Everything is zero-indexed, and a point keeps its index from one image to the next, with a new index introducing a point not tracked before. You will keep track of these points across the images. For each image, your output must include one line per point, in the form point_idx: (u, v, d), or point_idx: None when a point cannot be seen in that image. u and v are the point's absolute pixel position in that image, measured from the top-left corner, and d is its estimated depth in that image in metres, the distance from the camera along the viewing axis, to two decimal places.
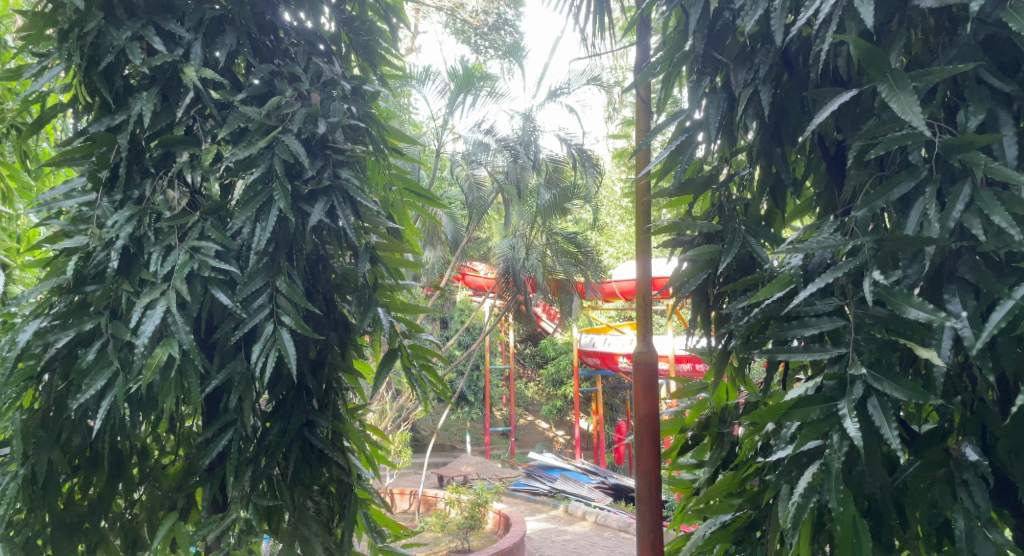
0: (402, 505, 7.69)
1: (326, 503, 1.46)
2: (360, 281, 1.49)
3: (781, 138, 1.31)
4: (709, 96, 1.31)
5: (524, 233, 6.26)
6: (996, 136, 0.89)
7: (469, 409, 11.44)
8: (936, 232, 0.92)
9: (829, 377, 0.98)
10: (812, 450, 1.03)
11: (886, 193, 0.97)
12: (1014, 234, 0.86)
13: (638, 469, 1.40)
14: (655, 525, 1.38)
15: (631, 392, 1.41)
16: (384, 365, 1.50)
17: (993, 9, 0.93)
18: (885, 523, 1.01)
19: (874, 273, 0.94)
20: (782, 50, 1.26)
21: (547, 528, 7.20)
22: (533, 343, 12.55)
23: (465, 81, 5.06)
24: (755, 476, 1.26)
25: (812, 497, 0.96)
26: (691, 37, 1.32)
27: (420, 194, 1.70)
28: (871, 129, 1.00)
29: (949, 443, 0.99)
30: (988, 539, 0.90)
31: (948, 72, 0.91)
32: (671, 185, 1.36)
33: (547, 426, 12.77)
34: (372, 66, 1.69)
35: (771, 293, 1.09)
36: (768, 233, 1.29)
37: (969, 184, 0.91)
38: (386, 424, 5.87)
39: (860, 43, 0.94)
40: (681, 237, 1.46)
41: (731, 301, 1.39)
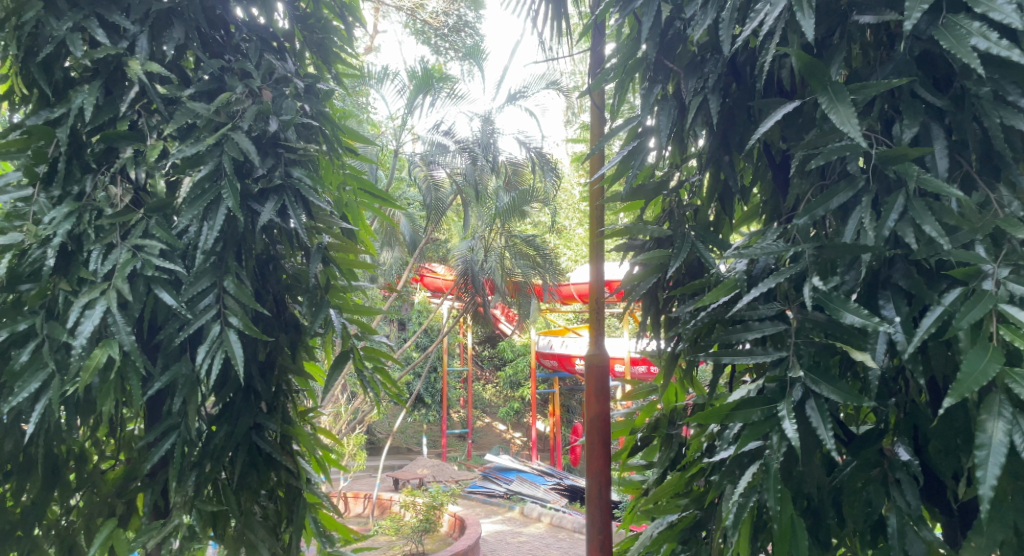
0: (356, 508, 7.57)
1: (274, 508, 1.44)
2: (311, 282, 1.48)
3: (730, 146, 1.33)
4: (661, 102, 1.34)
5: (482, 235, 6.25)
6: (928, 149, 0.92)
7: (425, 411, 11.38)
8: (872, 239, 0.95)
9: (770, 380, 1.01)
10: (752, 450, 1.05)
11: (825, 203, 1.01)
12: (944, 244, 0.88)
13: (588, 470, 1.41)
14: (605, 525, 1.39)
15: (583, 394, 1.42)
16: (335, 367, 1.47)
17: (928, 26, 0.96)
18: (823, 521, 1.04)
19: (814, 279, 0.98)
20: (728, 60, 1.29)
21: (502, 530, 7.20)
22: (492, 345, 12.55)
23: (424, 81, 5.04)
24: (700, 476, 1.28)
25: (752, 497, 0.99)
26: (643, 44, 1.34)
27: (376, 195, 1.68)
28: (812, 139, 1.04)
29: (885, 444, 1.02)
30: (919, 537, 0.93)
31: (885, 86, 0.95)
32: (623, 190, 1.38)
33: (504, 428, 12.81)
34: (327, 64, 1.67)
35: (716, 298, 1.11)
36: (717, 239, 1.31)
37: (902, 195, 0.95)
38: (340, 426, 5.79)
39: (801, 56, 0.97)
40: (633, 242, 1.46)
41: (680, 305, 1.42)
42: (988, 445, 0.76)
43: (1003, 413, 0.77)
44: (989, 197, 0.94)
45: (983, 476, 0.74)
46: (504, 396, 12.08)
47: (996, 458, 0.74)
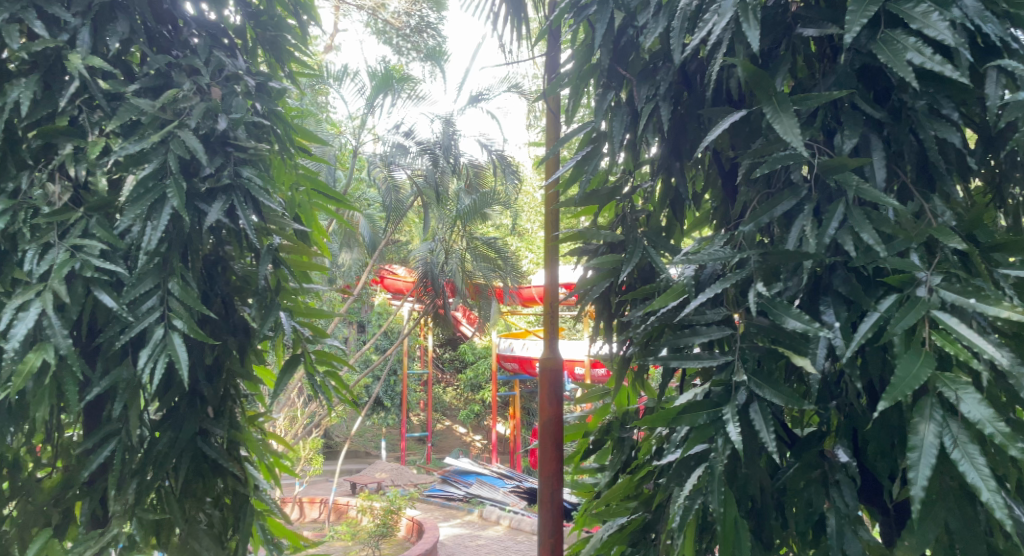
0: (312, 513, 7.45)
1: (220, 516, 1.41)
2: (260, 284, 1.45)
3: (680, 153, 1.35)
4: (614, 108, 1.36)
5: (443, 237, 6.23)
6: (867, 160, 0.95)
7: (384, 415, 11.27)
8: (814, 246, 0.98)
9: (716, 383, 1.03)
10: (699, 452, 1.07)
11: (769, 210, 1.04)
12: (880, 251, 0.91)
13: (541, 473, 1.42)
14: (556, 529, 1.40)
15: (536, 398, 1.42)
16: (286, 370, 1.45)
17: (867, 40, 0.99)
18: (766, 523, 1.06)
19: (758, 285, 1.00)
20: (680, 68, 1.30)
21: (460, 534, 7.14)
22: (452, 348, 12.49)
23: (384, 81, 5.00)
24: (649, 479, 1.29)
25: (697, 499, 1.00)
26: (597, 51, 1.35)
27: (330, 196, 1.65)
28: (758, 148, 1.06)
29: (825, 447, 1.04)
30: (857, 537, 0.95)
31: (827, 98, 0.97)
32: (576, 194, 1.38)
33: (464, 431, 12.77)
34: (280, 63, 1.64)
35: (665, 302, 1.12)
36: (668, 245, 1.33)
37: (842, 204, 0.97)
38: (297, 430, 5.70)
39: (747, 66, 0.99)
40: (587, 246, 1.47)
41: (632, 308, 1.43)
42: (919, 447, 0.78)
43: (935, 416, 0.80)
44: (924, 207, 0.97)
45: (915, 477, 0.76)
46: (465, 399, 12.04)
47: (928, 459, 0.77)
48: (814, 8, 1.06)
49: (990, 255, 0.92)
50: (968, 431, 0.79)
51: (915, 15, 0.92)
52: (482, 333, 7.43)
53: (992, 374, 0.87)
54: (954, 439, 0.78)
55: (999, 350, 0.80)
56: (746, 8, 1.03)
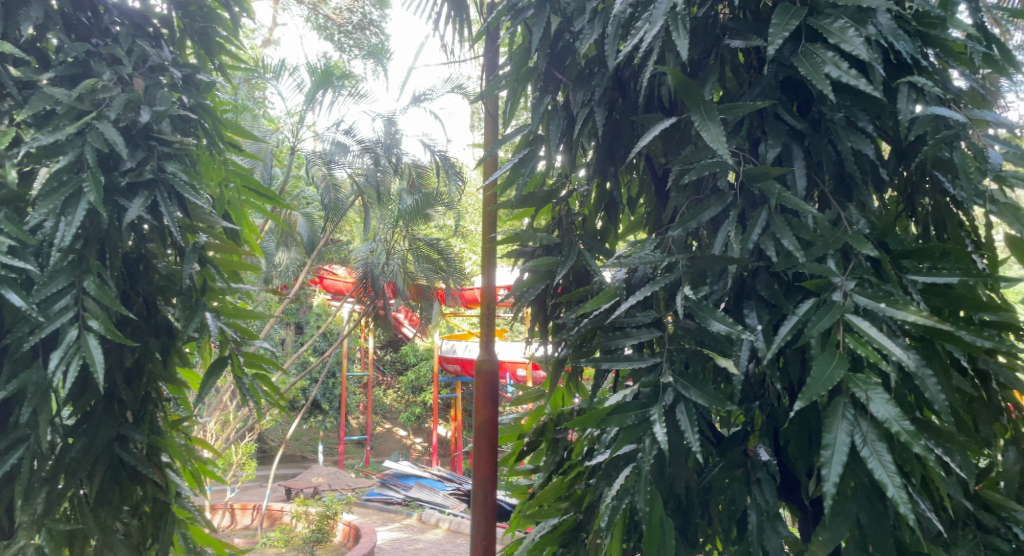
0: (244, 520, 7.26)
1: (138, 524, 1.37)
2: (185, 283, 1.41)
3: (614, 158, 1.37)
4: (550, 112, 1.37)
5: (385, 238, 6.14)
6: (787, 168, 0.99)
7: (322, 418, 11.07)
8: (738, 251, 1.01)
9: (645, 385, 1.04)
10: (627, 453, 1.08)
11: (696, 216, 1.07)
12: (799, 257, 0.94)
13: (475, 476, 1.41)
14: (489, 531, 1.39)
15: (472, 400, 1.42)
16: (212, 372, 1.40)
17: (789, 53, 1.02)
18: (691, 521, 1.08)
19: (685, 288, 1.02)
20: (614, 74, 1.32)
21: (398, 537, 7.05)
22: (394, 349, 12.37)
23: (324, 78, 4.92)
24: (581, 479, 1.29)
25: (624, 498, 1.01)
26: (533, 54, 1.36)
27: (263, 194, 1.60)
28: (687, 155, 1.08)
29: (749, 446, 1.07)
30: (776, 533, 0.98)
31: (751, 108, 1.00)
32: (512, 197, 1.38)
33: (404, 434, 12.64)
34: (209, 55, 1.59)
35: (597, 305, 1.13)
36: (602, 248, 1.34)
37: (765, 210, 1.00)
38: (229, 435, 5.54)
39: (676, 74, 1.02)
40: (524, 248, 1.47)
41: (566, 310, 1.43)
42: (832, 445, 0.81)
43: (847, 415, 0.83)
44: (841, 215, 1.00)
45: (828, 474, 0.79)
46: (406, 402, 11.93)
47: (839, 457, 0.80)
48: (740, 20, 1.09)
49: (900, 261, 0.96)
50: (877, 429, 0.82)
51: (833, 31, 0.97)
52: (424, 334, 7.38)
53: (900, 375, 0.91)
54: (864, 437, 0.82)
55: (907, 352, 0.84)
56: (676, 17, 1.05)
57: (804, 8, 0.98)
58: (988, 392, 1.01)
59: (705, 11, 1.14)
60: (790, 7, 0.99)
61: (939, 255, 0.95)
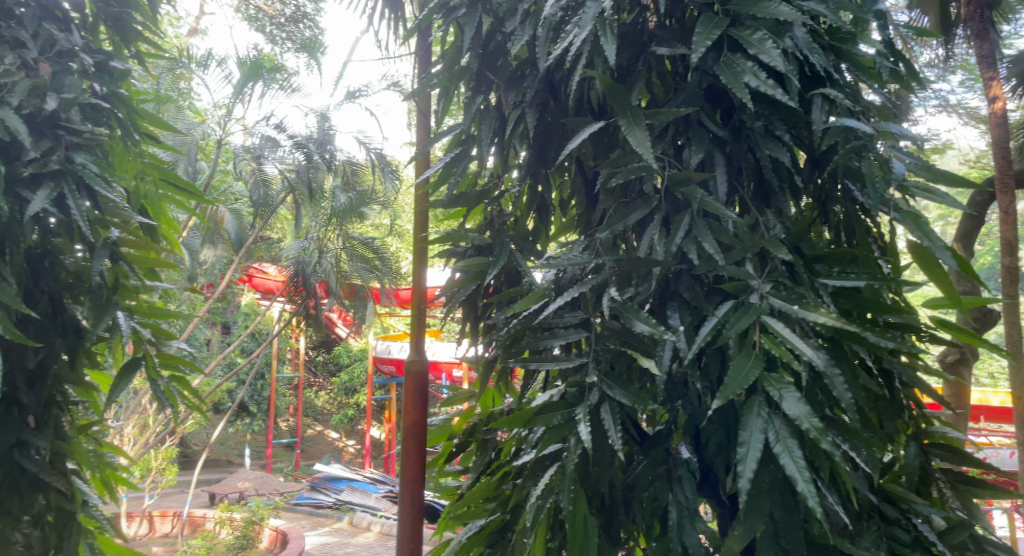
0: (164, 528, 6.99)
1: (40, 535, 1.32)
2: (95, 281, 1.35)
3: (545, 160, 1.38)
4: (483, 111, 1.36)
5: (317, 236, 6.01)
6: (709, 174, 1.01)
7: (249, 421, 10.77)
8: (662, 254, 1.03)
9: (571, 384, 1.06)
10: (553, 452, 1.09)
11: (623, 218, 1.09)
12: (719, 260, 0.97)
13: (402, 477, 1.39)
14: (415, 532, 1.38)
15: (401, 401, 1.40)
16: (124, 375, 1.34)
17: (712, 62, 1.06)
18: (615, 518, 1.09)
19: (610, 291, 1.04)
20: (545, 76, 1.33)
21: (328, 542, 6.91)
22: (326, 349, 12.17)
23: (253, 70, 4.79)
24: (508, 480, 1.27)
25: (548, 497, 1.02)
26: (465, 54, 1.36)
27: (183, 189, 1.54)
28: (614, 159, 1.10)
29: (671, 443, 1.09)
30: (695, 528, 1.01)
31: (676, 114, 1.03)
32: (443, 196, 1.37)
33: (336, 436, 12.42)
34: (125, 41, 1.52)
35: (526, 305, 1.14)
36: (532, 249, 1.35)
37: (688, 215, 1.03)
38: (148, 439, 5.34)
39: (604, 79, 1.03)
40: (455, 248, 1.45)
41: (497, 310, 1.42)
42: (747, 442, 0.84)
43: (761, 413, 0.86)
44: (758, 220, 1.04)
45: (742, 470, 0.82)
46: (337, 403, 11.72)
47: (753, 453, 0.83)
48: (666, 29, 1.12)
49: (813, 265, 1.00)
50: (789, 426, 0.86)
51: (752, 42, 1.00)
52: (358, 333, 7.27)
53: (811, 375, 0.94)
54: (777, 434, 0.85)
55: (817, 352, 0.88)
56: (605, 22, 1.07)
57: (726, 18, 1.01)
58: (891, 390, 1.06)
59: (633, 17, 1.16)
60: (713, 17, 1.02)
61: (848, 260, 1.00)
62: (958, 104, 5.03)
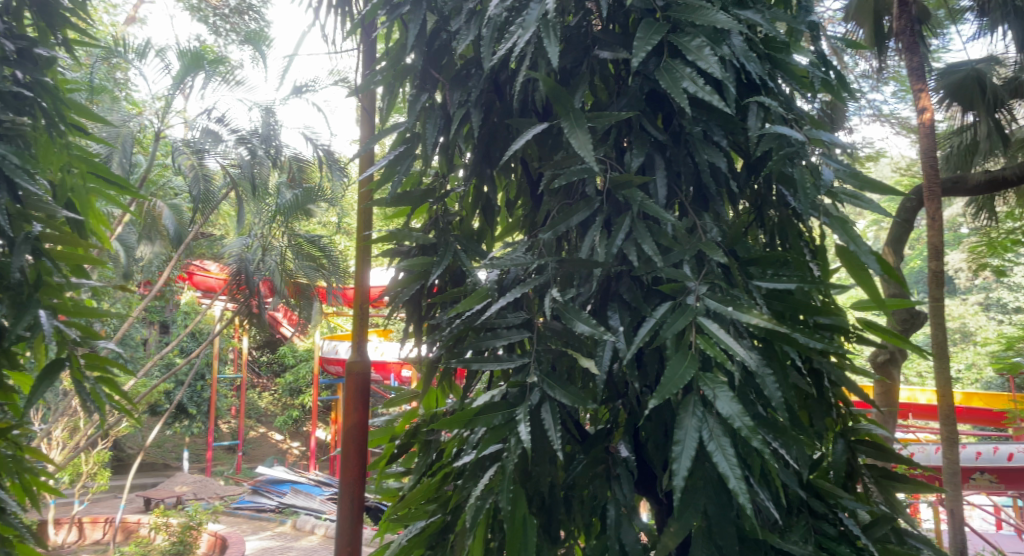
0: (95, 535, 6.74)
1: None
2: (12, 278, 1.29)
3: (491, 160, 1.38)
4: (427, 110, 1.35)
5: (260, 233, 5.88)
6: (648, 178, 1.03)
7: (188, 423, 10.47)
8: (603, 255, 1.04)
9: (512, 384, 1.06)
10: (493, 452, 1.08)
11: (565, 219, 1.10)
12: (657, 261, 0.99)
13: (342, 480, 1.37)
14: (354, 536, 1.36)
15: (342, 403, 1.37)
16: (45, 378, 1.30)
17: (652, 67, 1.08)
18: (555, 518, 1.10)
19: (551, 292, 1.04)
20: (489, 77, 1.33)
21: (269, 546, 6.77)
22: (271, 349, 11.94)
23: (194, 62, 4.65)
24: (450, 480, 1.26)
25: (487, 498, 1.02)
26: (408, 52, 1.35)
27: (112, 181, 1.49)
28: (557, 160, 1.11)
29: (611, 443, 1.11)
30: (632, 526, 1.02)
31: (617, 118, 1.04)
32: (387, 195, 1.35)
33: (280, 438, 12.18)
34: (51, 28, 1.47)
35: (469, 305, 1.13)
36: (477, 249, 1.34)
37: (628, 217, 1.05)
38: (79, 442, 5.14)
39: (546, 81, 1.04)
40: (400, 247, 1.42)
41: (441, 310, 1.40)
42: (682, 440, 0.86)
43: (696, 412, 0.88)
44: (695, 223, 1.06)
45: (677, 468, 0.84)
46: (282, 405, 11.50)
47: (687, 452, 0.85)
48: (610, 33, 1.14)
49: (747, 268, 1.03)
50: (723, 425, 0.87)
51: (690, 48, 1.02)
52: (303, 332, 7.18)
53: (744, 374, 0.97)
54: (710, 432, 0.87)
55: (750, 353, 0.90)
56: (547, 25, 1.08)
57: (665, 25, 1.03)
58: (819, 389, 1.10)
59: (577, 20, 1.17)
60: (654, 23, 1.04)
61: (782, 262, 1.03)
62: (891, 114, 5.24)
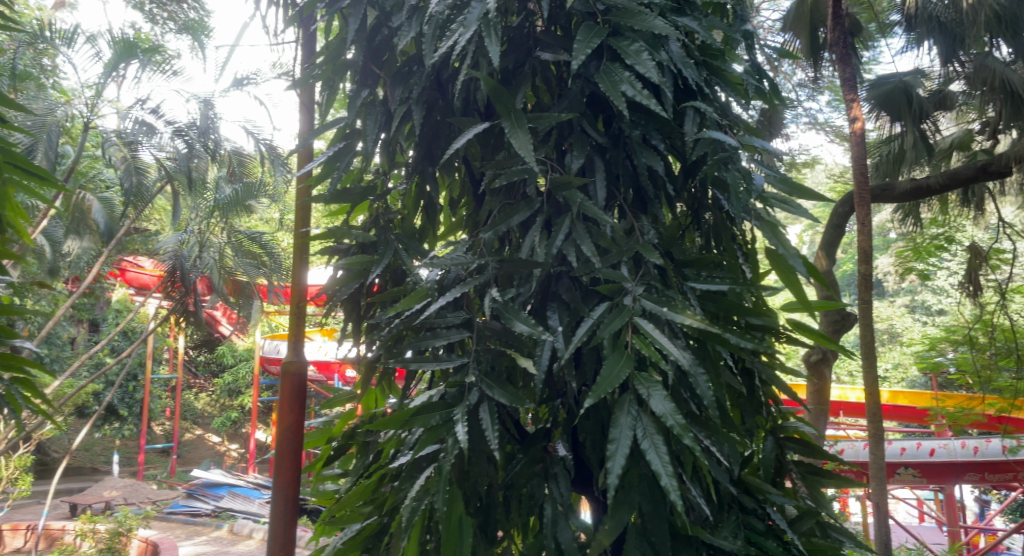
0: (15, 543, 6.44)
1: None
2: None
3: (433, 158, 1.37)
4: (368, 106, 1.34)
5: (197, 229, 5.71)
6: (588, 180, 1.04)
7: (119, 425, 10.09)
8: (543, 255, 1.05)
9: (451, 384, 1.05)
10: (431, 453, 1.08)
11: (506, 219, 1.10)
12: (595, 262, 1.00)
13: (276, 482, 1.33)
14: (287, 539, 1.33)
15: (276, 403, 1.34)
16: None
17: (592, 69, 1.09)
18: (493, 518, 1.10)
19: (492, 291, 1.05)
20: (432, 74, 1.32)
21: (205, 552, 6.57)
22: (208, 349, 11.62)
23: (127, 49, 4.49)
24: (387, 482, 1.24)
25: (423, 499, 1.01)
26: (349, 48, 1.33)
27: (32, 172, 1.42)
28: (498, 160, 1.11)
29: (549, 442, 1.11)
30: (569, 524, 1.03)
31: (557, 119, 1.05)
32: (325, 191, 1.33)
33: (218, 440, 11.86)
34: None
35: (409, 305, 1.11)
36: (417, 247, 1.33)
37: (568, 218, 1.06)
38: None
39: (487, 80, 1.04)
40: (339, 245, 1.39)
41: (380, 309, 1.38)
42: (617, 439, 0.87)
43: (630, 411, 0.90)
44: (633, 225, 1.08)
45: (611, 466, 0.85)
46: (219, 406, 11.20)
47: (621, 450, 0.86)
48: (551, 36, 1.15)
49: (683, 269, 1.05)
50: (656, 423, 0.89)
51: (629, 52, 1.04)
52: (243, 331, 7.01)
53: (678, 374, 0.99)
54: (645, 430, 0.88)
55: (684, 352, 0.92)
56: (488, 25, 1.08)
57: (605, 29, 1.04)
58: (750, 387, 1.13)
59: (520, 21, 1.18)
60: (593, 27, 1.05)
61: (715, 265, 1.05)
62: (825, 122, 5.43)
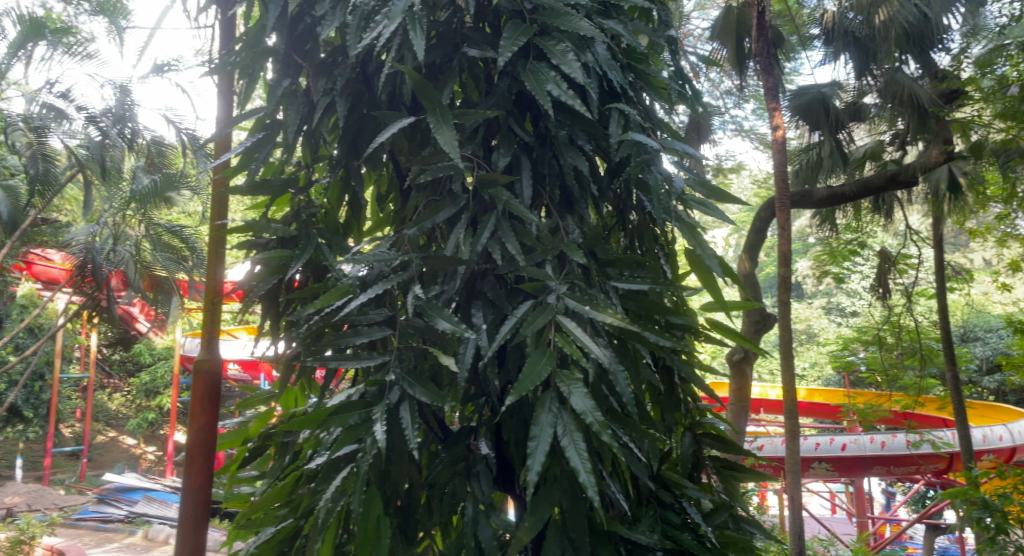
0: None
1: None
2: None
3: (358, 152, 1.34)
4: (289, 96, 1.30)
5: (112, 221, 5.44)
6: (513, 177, 1.04)
7: (24, 428, 9.54)
8: (467, 253, 1.04)
9: (370, 383, 1.04)
10: (349, 453, 1.06)
11: (431, 216, 1.09)
12: (519, 260, 1.00)
13: (186, 485, 1.28)
14: (197, 543, 1.28)
15: (188, 402, 1.29)
16: None
17: (518, 66, 1.09)
18: (413, 517, 1.08)
19: (414, 288, 1.03)
20: (357, 65, 1.30)
21: None
22: (124, 348, 11.12)
23: (33, 28, 4.25)
24: (304, 483, 1.21)
25: (340, 500, 0.99)
26: (270, 35, 1.29)
27: None
28: (423, 157, 1.10)
29: (472, 440, 1.11)
30: (489, 522, 1.02)
31: (483, 115, 1.04)
32: (242, 183, 1.28)
33: (133, 443, 11.35)
34: None
35: (329, 302, 1.06)
36: (340, 243, 1.30)
37: (493, 216, 1.05)
38: None
39: (412, 74, 1.02)
40: (257, 239, 1.35)
41: (300, 305, 1.35)
42: (537, 436, 0.87)
43: (551, 408, 0.90)
44: (559, 224, 1.08)
45: (531, 464, 0.84)
46: (135, 407, 10.72)
47: (542, 447, 0.86)
48: (479, 32, 1.14)
49: (605, 269, 1.06)
50: (576, 420, 0.90)
51: (555, 52, 1.04)
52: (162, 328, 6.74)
53: (599, 371, 1.00)
54: (564, 427, 0.89)
55: (603, 350, 0.92)
56: (414, 17, 1.06)
57: (532, 27, 1.04)
58: (669, 384, 1.15)
59: (448, 16, 1.17)
60: (520, 25, 1.05)
61: (636, 264, 1.07)
62: (750, 129, 5.61)
